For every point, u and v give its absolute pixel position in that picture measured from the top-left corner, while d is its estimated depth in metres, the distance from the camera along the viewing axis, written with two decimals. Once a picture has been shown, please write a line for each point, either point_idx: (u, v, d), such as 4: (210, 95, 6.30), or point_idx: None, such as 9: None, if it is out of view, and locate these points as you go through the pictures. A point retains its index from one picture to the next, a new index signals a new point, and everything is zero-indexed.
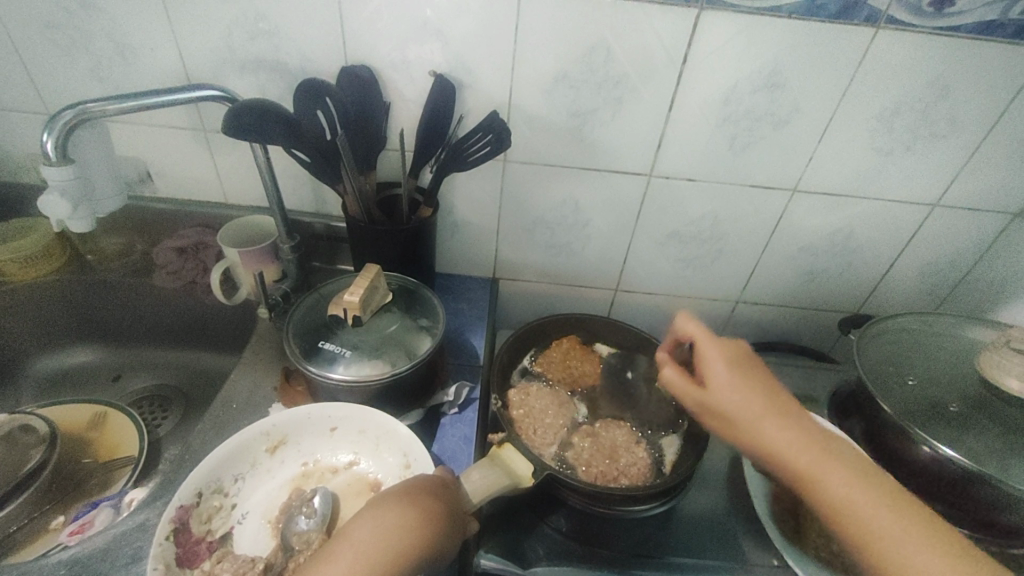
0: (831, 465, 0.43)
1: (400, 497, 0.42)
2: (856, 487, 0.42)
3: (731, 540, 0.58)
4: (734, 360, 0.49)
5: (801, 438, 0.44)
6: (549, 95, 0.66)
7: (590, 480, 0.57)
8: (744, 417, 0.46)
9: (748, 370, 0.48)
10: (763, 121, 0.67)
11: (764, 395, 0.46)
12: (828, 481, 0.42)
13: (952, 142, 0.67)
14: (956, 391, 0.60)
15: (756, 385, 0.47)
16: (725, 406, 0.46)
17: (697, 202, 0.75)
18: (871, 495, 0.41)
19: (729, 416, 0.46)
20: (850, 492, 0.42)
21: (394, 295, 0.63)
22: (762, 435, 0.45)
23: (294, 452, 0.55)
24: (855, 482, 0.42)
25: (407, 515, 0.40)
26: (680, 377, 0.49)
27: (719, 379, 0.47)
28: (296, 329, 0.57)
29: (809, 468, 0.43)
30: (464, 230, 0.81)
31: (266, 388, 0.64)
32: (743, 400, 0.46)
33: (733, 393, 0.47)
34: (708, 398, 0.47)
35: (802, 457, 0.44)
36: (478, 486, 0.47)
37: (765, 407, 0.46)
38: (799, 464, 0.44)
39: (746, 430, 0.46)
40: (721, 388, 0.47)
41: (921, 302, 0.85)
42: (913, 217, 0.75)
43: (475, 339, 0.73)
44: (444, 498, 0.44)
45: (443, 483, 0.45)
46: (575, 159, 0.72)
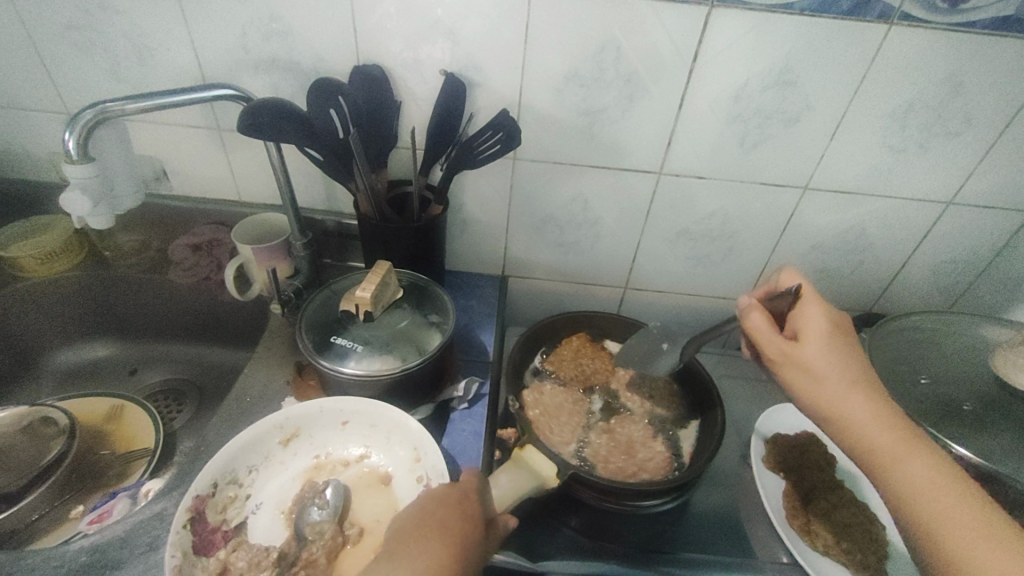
0: (904, 446, 0.43)
1: (417, 525, 0.41)
2: (925, 473, 0.42)
3: (740, 537, 0.58)
4: (835, 326, 0.49)
5: (880, 414, 0.45)
6: (559, 93, 0.67)
7: (610, 476, 0.57)
8: (829, 379, 0.46)
9: (846, 341, 0.48)
10: (774, 119, 0.67)
11: (854, 365, 0.47)
12: (900, 457, 0.43)
13: (966, 140, 0.67)
14: (969, 390, 0.59)
15: (850, 356, 0.47)
16: (815, 366, 0.47)
17: (707, 200, 0.75)
18: (940, 482, 0.42)
19: (812, 376, 0.47)
20: (921, 476, 0.42)
21: (405, 291, 0.63)
22: (845, 400, 0.45)
23: (306, 445, 0.56)
24: (925, 467, 0.43)
25: (425, 543, 0.40)
26: (770, 329, 0.49)
27: (814, 340, 0.48)
28: (309, 325, 0.58)
29: (882, 441, 0.44)
30: (474, 228, 0.81)
31: (279, 382, 0.65)
32: (834, 363, 0.47)
33: (827, 357, 0.47)
34: (796, 355, 0.48)
35: (875, 430, 0.44)
36: (505, 490, 0.47)
37: (854, 376, 0.46)
38: (874, 437, 0.44)
39: (831, 392, 0.46)
40: (815, 348, 0.47)
41: (934, 301, 0.84)
42: (927, 215, 0.74)
43: (485, 336, 0.74)
44: (460, 523, 0.41)
45: (461, 500, 0.43)
46: (584, 157, 0.72)
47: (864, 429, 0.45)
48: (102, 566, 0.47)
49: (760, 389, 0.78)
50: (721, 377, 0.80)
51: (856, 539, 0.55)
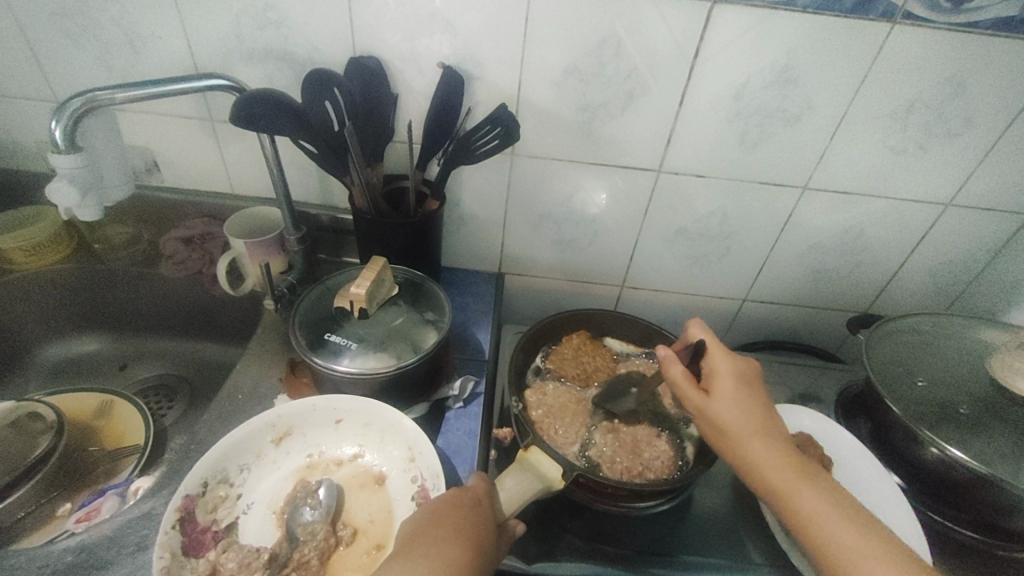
0: (803, 486, 0.46)
1: (429, 518, 0.42)
2: (835, 518, 0.44)
3: (735, 537, 0.57)
4: (739, 372, 0.51)
5: (782, 454, 0.47)
6: (558, 89, 0.66)
7: (617, 477, 0.56)
8: (737, 429, 0.48)
9: (751, 386, 0.51)
10: (775, 117, 0.66)
11: (759, 411, 0.49)
12: (801, 496, 0.45)
13: (966, 141, 0.66)
14: (965, 392, 0.59)
15: (755, 402, 0.50)
16: (723, 417, 0.48)
17: (706, 199, 0.75)
18: (839, 514, 0.44)
19: (722, 425, 0.48)
20: (820, 516, 0.44)
21: (400, 288, 0.62)
22: (750, 448, 0.47)
23: (300, 444, 0.55)
24: (824, 503, 0.45)
25: (440, 532, 0.40)
26: (686, 377, 0.50)
27: (722, 388, 0.50)
28: (302, 322, 0.57)
29: (782, 481, 0.46)
30: (471, 224, 0.80)
31: (271, 379, 0.64)
32: (739, 412, 0.48)
33: (732, 406, 0.49)
34: (706, 405, 0.49)
35: (777, 470, 0.46)
36: (512, 493, 0.47)
37: (759, 422, 0.48)
38: (778, 481, 0.46)
39: (738, 440, 0.48)
40: (722, 397, 0.49)
41: (931, 302, 0.84)
42: (926, 217, 0.74)
43: (481, 334, 0.73)
44: (477, 525, 0.42)
45: (476, 503, 0.44)
46: (583, 154, 0.71)
47: (769, 474, 0.47)
48: (89, 566, 0.46)
49: None
50: None
51: None
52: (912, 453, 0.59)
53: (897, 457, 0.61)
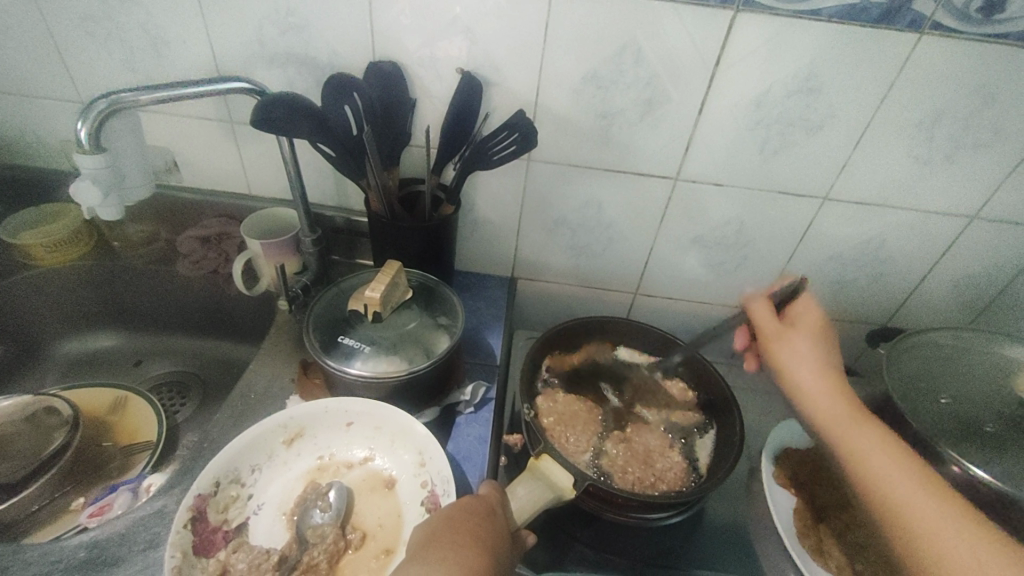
0: (858, 421, 0.47)
1: (444, 522, 0.41)
2: (886, 457, 0.44)
3: (749, 553, 0.56)
4: (824, 326, 0.54)
5: (844, 393, 0.49)
6: (576, 95, 0.66)
7: (628, 487, 0.55)
8: (805, 363, 0.51)
9: (827, 337, 0.53)
10: (796, 126, 0.65)
11: (831, 359, 0.52)
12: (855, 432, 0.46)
13: (993, 154, 0.65)
14: (991, 409, 0.58)
15: (828, 349, 0.53)
16: (798, 349, 0.52)
17: (724, 207, 0.74)
18: (892, 456, 0.44)
19: (790, 358, 0.52)
20: (866, 449, 0.45)
21: (414, 292, 0.62)
22: (814, 378, 0.50)
23: (310, 445, 0.55)
24: (877, 441, 0.45)
25: (454, 537, 0.40)
26: (770, 315, 0.55)
27: (803, 328, 0.53)
28: (316, 323, 0.57)
29: (839, 414, 0.48)
30: (485, 228, 0.80)
31: (283, 380, 0.64)
32: (814, 351, 0.52)
33: (808, 343, 0.52)
34: (785, 336, 0.53)
35: (835, 403, 0.48)
36: (524, 499, 0.47)
37: (831, 362, 0.51)
38: (834, 413, 0.48)
39: (804, 370, 0.51)
40: (802, 335, 0.53)
41: (952, 317, 0.83)
42: (949, 229, 0.73)
43: (493, 339, 0.73)
44: (490, 534, 0.41)
45: (488, 513, 0.43)
46: (600, 160, 0.71)
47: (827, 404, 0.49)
48: (101, 562, 0.46)
49: (773, 400, 0.77)
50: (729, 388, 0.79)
51: (870, 558, 0.53)
52: None
53: None
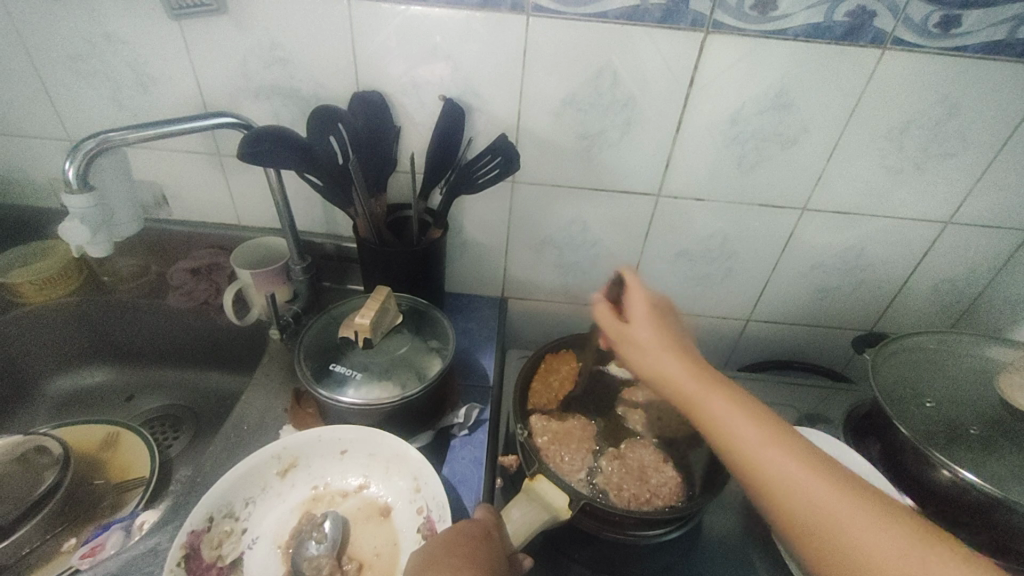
0: (703, 389, 0.46)
1: (439, 548, 0.42)
2: (739, 417, 0.44)
3: (746, 566, 0.56)
4: (657, 310, 0.53)
5: (686, 367, 0.48)
6: (557, 118, 0.68)
7: (623, 505, 0.55)
8: (653, 350, 0.49)
9: (658, 318, 0.52)
10: (770, 141, 0.67)
11: (666, 333, 0.50)
12: (707, 403, 0.45)
13: (961, 161, 0.67)
14: (974, 411, 0.59)
15: (662, 328, 0.51)
16: (640, 342, 0.50)
17: (705, 221, 0.75)
18: (745, 414, 0.44)
19: (642, 355, 0.50)
20: (722, 415, 0.45)
21: (404, 317, 0.63)
22: (658, 360, 0.49)
23: (304, 475, 0.54)
24: (728, 404, 0.45)
25: (449, 562, 0.40)
26: (611, 318, 0.53)
27: (642, 319, 0.52)
28: (307, 352, 0.58)
29: (689, 388, 0.47)
30: (473, 250, 0.81)
31: (275, 409, 0.63)
32: (654, 334, 0.50)
33: (650, 330, 0.51)
34: (628, 334, 0.51)
35: (681, 378, 0.47)
36: (519, 523, 0.47)
37: (671, 338, 0.50)
38: (682, 389, 0.47)
39: (648, 357, 0.49)
40: (639, 328, 0.51)
41: (936, 320, 0.84)
42: (926, 234, 0.74)
43: (485, 359, 0.73)
44: (486, 557, 0.41)
45: (484, 536, 0.43)
46: (583, 179, 0.72)
47: (671, 380, 0.48)
48: None
49: None
50: None
51: None
52: (920, 475, 0.58)
53: (907, 481, 0.59)
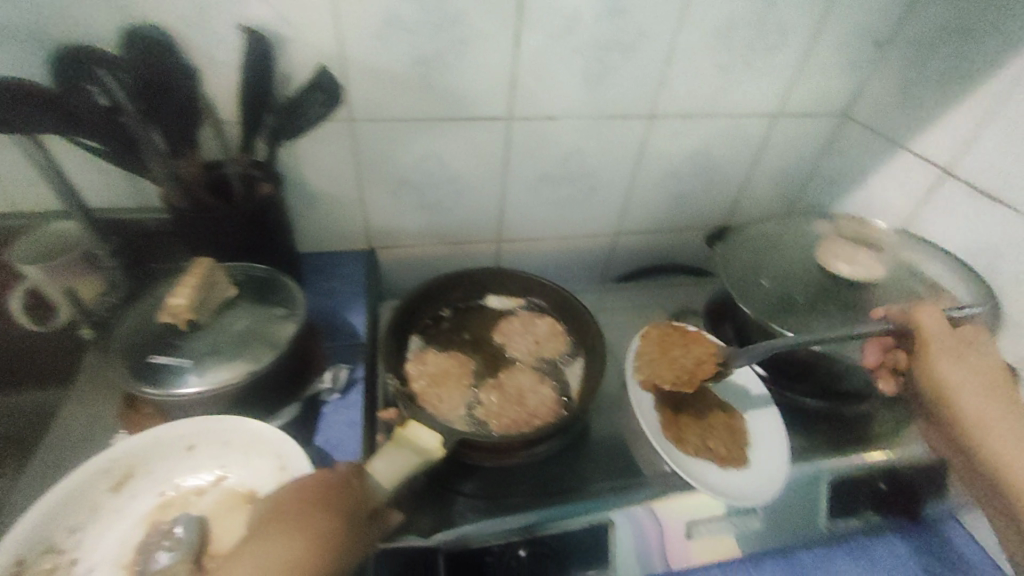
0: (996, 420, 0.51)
1: (294, 498, 0.41)
2: (1018, 448, 0.50)
3: (629, 461, 0.60)
4: (962, 339, 0.54)
5: (990, 401, 0.52)
6: (385, 41, 0.60)
7: (503, 432, 0.56)
8: (969, 388, 0.52)
9: (968, 351, 0.54)
10: (611, 49, 0.66)
11: (985, 375, 0.53)
12: (987, 434, 0.51)
13: (782, 53, 0.71)
14: (805, 283, 0.66)
15: (969, 361, 0.53)
16: (945, 373, 0.53)
17: (563, 140, 0.74)
18: (1022, 448, 0.50)
19: (949, 376, 0.53)
20: (1003, 446, 0.50)
21: (243, 287, 0.56)
22: (963, 394, 0.52)
23: (146, 483, 0.47)
24: (1015, 440, 0.50)
25: (304, 510, 0.40)
26: (939, 327, 0.54)
27: (942, 350, 0.53)
28: (121, 347, 0.49)
29: (973, 409, 0.52)
30: (324, 202, 0.73)
31: (104, 420, 0.55)
32: (968, 372, 0.53)
33: (960, 365, 0.53)
34: (930, 363, 0.53)
35: (977, 412, 0.52)
36: (385, 474, 0.45)
37: (991, 377, 0.53)
38: (974, 422, 0.52)
39: (954, 392, 0.53)
40: (943, 361, 0.53)
41: (776, 209, 0.92)
42: (761, 128, 0.79)
43: (355, 317, 0.69)
44: (349, 500, 0.42)
45: (345, 483, 0.43)
46: (429, 109, 0.67)
47: (971, 408, 0.52)
48: None
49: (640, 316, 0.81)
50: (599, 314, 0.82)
51: (720, 433, 0.60)
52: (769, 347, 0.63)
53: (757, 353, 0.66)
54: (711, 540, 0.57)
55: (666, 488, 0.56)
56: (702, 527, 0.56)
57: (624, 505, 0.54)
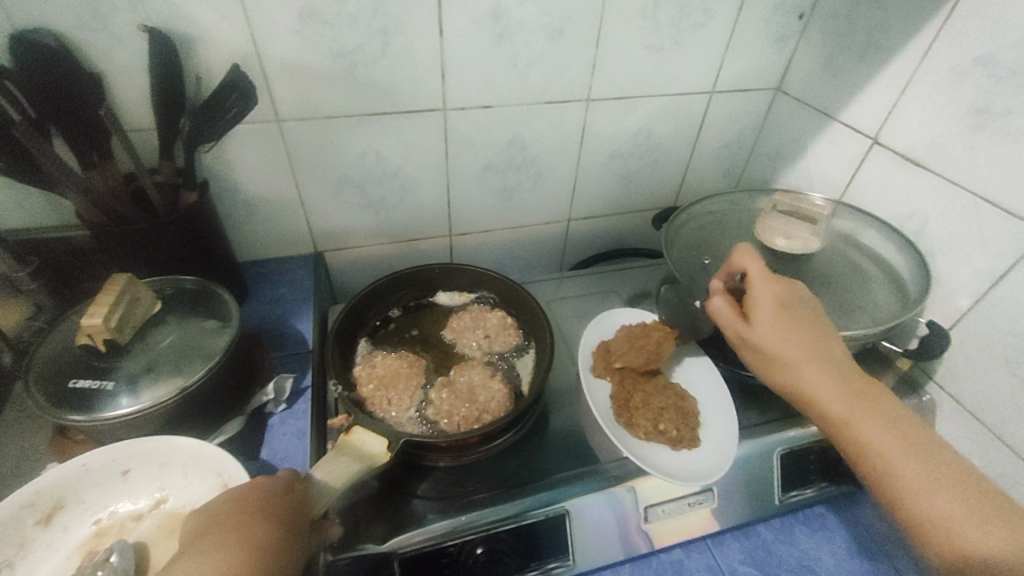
0: (822, 378, 0.49)
1: (231, 510, 0.39)
2: (855, 406, 0.47)
3: (586, 447, 0.59)
4: (779, 300, 0.52)
5: (822, 362, 0.49)
6: (301, 37, 0.58)
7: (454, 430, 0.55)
8: (788, 351, 0.50)
9: (790, 313, 0.52)
10: (538, 33, 0.65)
11: (806, 332, 0.50)
12: (815, 393, 0.49)
13: (711, 29, 0.71)
14: (747, 259, 0.67)
15: (793, 324, 0.51)
16: (764, 343, 0.51)
17: (501, 127, 0.73)
18: (855, 403, 0.47)
19: (766, 347, 0.51)
20: (835, 404, 0.48)
21: (171, 302, 0.54)
22: (787, 365, 0.50)
23: (80, 512, 0.46)
24: (841, 397, 0.48)
25: (244, 522, 0.39)
26: (728, 311, 0.54)
27: (756, 317, 0.52)
28: (38, 374, 0.47)
29: (798, 374, 0.50)
30: (261, 207, 0.71)
31: (34, 451, 0.52)
32: (784, 337, 0.50)
33: (776, 330, 0.51)
34: (750, 336, 0.52)
35: (805, 374, 0.49)
36: (326, 485, 0.45)
37: (807, 338, 0.50)
38: (802, 387, 0.50)
39: (779, 364, 0.51)
40: (761, 331, 0.51)
41: (723, 184, 0.93)
42: (698, 106, 0.80)
43: (302, 324, 0.67)
44: (293, 505, 0.42)
45: (286, 490, 0.42)
46: (360, 104, 0.65)
47: (798, 375, 0.50)
48: None
49: (595, 300, 0.82)
50: (554, 302, 0.81)
51: (673, 412, 0.58)
52: None
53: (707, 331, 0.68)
54: (667, 522, 0.58)
55: (621, 471, 0.56)
56: (660, 510, 0.57)
57: (583, 493, 0.55)
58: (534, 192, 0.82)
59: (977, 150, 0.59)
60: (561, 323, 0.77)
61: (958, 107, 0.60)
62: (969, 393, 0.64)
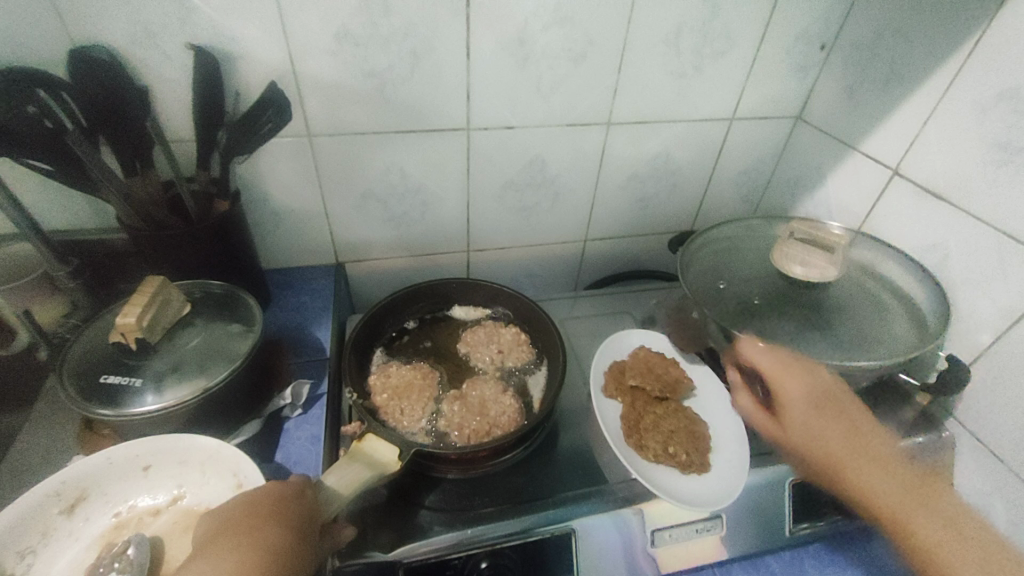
0: (868, 474, 0.50)
1: (244, 513, 0.41)
2: (900, 499, 0.49)
3: (595, 467, 0.59)
4: (810, 388, 0.54)
5: (864, 458, 0.51)
6: (336, 57, 0.61)
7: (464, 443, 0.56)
8: (828, 445, 0.52)
9: (825, 400, 0.53)
10: (561, 58, 0.67)
11: (841, 417, 0.52)
12: (860, 488, 0.50)
13: (732, 58, 0.73)
14: (763, 285, 0.67)
15: (829, 413, 0.53)
16: (801, 440, 0.54)
17: (522, 147, 0.75)
18: (901, 498, 0.49)
19: (806, 444, 0.53)
20: (881, 501, 0.49)
21: (198, 305, 0.56)
22: (832, 458, 0.52)
23: (101, 505, 0.47)
24: (889, 490, 0.49)
25: (255, 525, 0.40)
26: (760, 411, 0.58)
27: (786, 416, 0.55)
28: (72, 369, 0.49)
29: (845, 466, 0.51)
30: (288, 217, 0.74)
31: (62, 443, 0.54)
32: (823, 429, 0.52)
33: (812, 424, 0.53)
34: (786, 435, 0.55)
35: (851, 467, 0.51)
36: (335, 490, 0.46)
37: (844, 426, 0.52)
38: (847, 478, 0.51)
39: (823, 458, 0.52)
40: (795, 425, 0.54)
41: (741, 209, 0.93)
42: (718, 132, 0.81)
43: (321, 332, 0.69)
44: (304, 508, 0.43)
45: (296, 494, 0.43)
46: (388, 122, 0.68)
47: (841, 469, 0.51)
48: None
49: (609, 320, 0.82)
50: (568, 320, 0.82)
51: (684, 435, 0.58)
52: None
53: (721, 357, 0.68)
54: (673, 547, 0.57)
55: (629, 492, 0.56)
56: (667, 534, 0.56)
57: (590, 513, 0.54)
58: (551, 212, 0.84)
59: (999, 185, 0.59)
60: (574, 341, 0.78)
61: (980, 141, 0.60)
62: (989, 432, 0.62)
